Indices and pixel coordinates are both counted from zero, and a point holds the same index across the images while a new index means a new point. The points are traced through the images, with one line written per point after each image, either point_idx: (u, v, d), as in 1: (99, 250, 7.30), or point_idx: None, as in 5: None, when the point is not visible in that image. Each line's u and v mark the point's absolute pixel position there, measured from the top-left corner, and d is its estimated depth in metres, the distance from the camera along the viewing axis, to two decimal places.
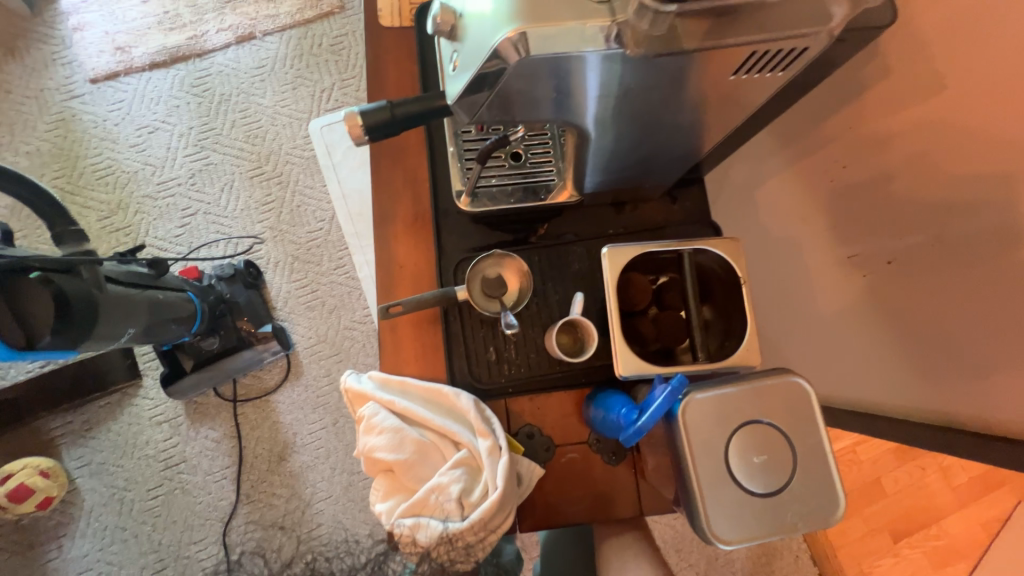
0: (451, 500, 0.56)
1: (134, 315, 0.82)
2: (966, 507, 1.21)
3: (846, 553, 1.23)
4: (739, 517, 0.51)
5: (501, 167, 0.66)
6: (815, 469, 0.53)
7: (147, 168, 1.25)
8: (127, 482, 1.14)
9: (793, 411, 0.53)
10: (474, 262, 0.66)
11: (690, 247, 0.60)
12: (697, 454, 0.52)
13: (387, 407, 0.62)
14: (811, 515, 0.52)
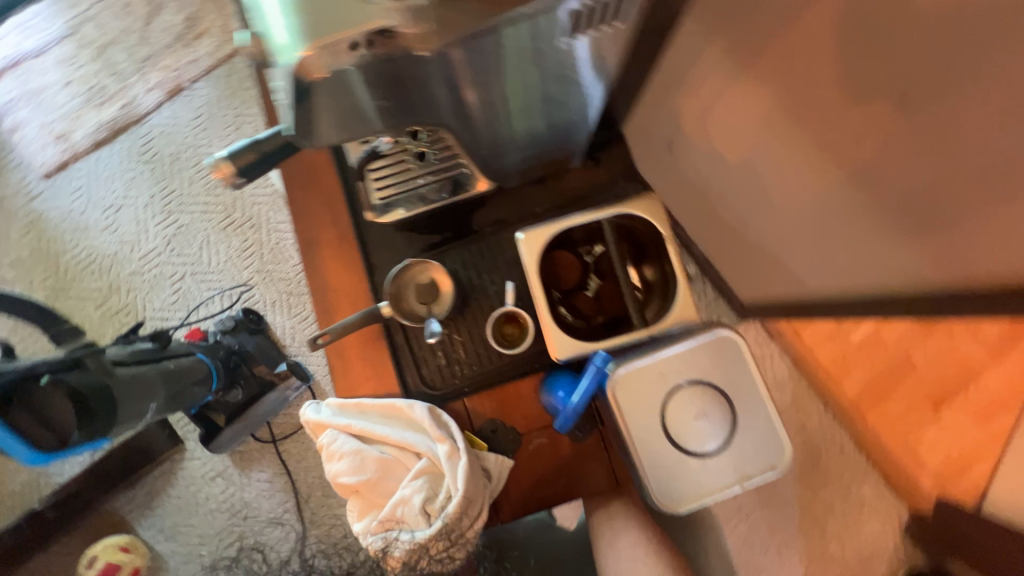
0: (416, 511, 0.57)
1: (152, 390, 0.85)
2: (1003, 360, 1.21)
3: (891, 434, 1.23)
4: (682, 480, 0.66)
5: (407, 170, 0.65)
6: (741, 419, 0.66)
7: (125, 247, 1.27)
8: (201, 537, 1.21)
9: (716, 373, 0.66)
10: (401, 275, 0.66)
11: (610, 219, 0.69)
12: (637, 435, 0.65)
13: (343, 431, 0.63)
14: (750, 459, 0.66)
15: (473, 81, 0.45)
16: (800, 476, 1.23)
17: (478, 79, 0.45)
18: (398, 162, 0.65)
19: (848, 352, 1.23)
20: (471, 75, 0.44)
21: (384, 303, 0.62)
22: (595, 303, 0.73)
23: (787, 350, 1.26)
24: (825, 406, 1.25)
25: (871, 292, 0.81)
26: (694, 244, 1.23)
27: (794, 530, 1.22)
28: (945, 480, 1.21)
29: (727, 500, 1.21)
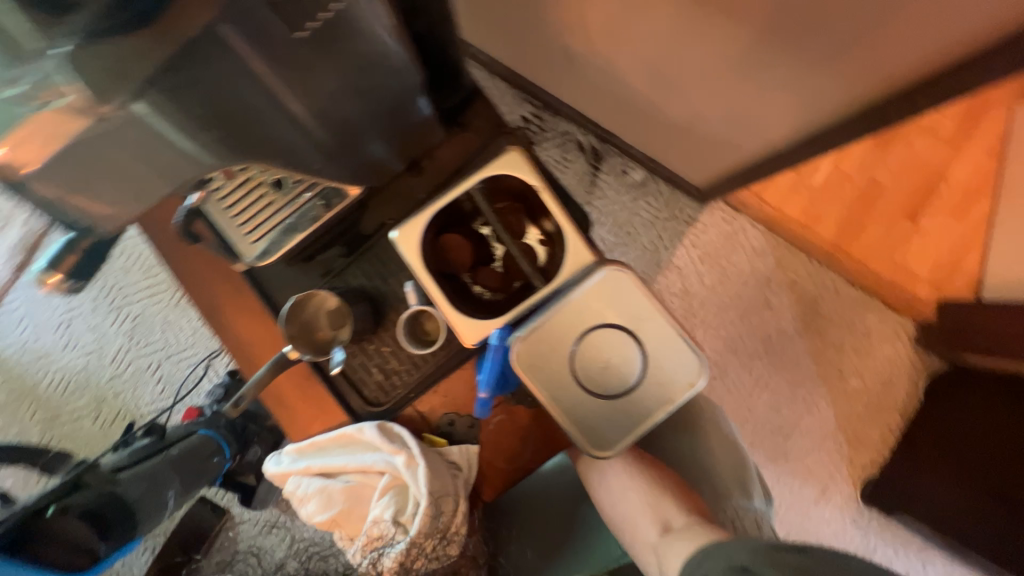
0: (388, 526, 0.58)
1: (165, 480, 0.82)
2: (963, 150, 1.22)
3: (877, 260, 1.23)
4: (610, 424, 0.54)
5: (270, 203, 0.63)
6: (659, 340, 0.54)
7: (93, 356, 1.25)
8: None
9: (619, 300, 0.53)
10: (305, 303, 0.61)
11: (475, 184, 0.57)
12: (547, 390, 0.54)
13: (305, 474, 0.63)
14: (678, 387, 0.54)
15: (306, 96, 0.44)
16: (805, 329, 1.25)
17: (312, 93, 0.44)
18: (259, 199, 0.63)
19: (814, 196, 1.23)
20: (300, 92, 0.43)
21: (291, 347, 0.59)
22: (505, 274, 0.61)
23: (756, 216, 1.24)
24: (807, 255, 1.24)
25: (811, 126, 0.79)
26: (631, 147, 1.20)
27: (813, 380, 1.25)
28: (938, 283, 1.22)
29: (743, 376, 1.24)
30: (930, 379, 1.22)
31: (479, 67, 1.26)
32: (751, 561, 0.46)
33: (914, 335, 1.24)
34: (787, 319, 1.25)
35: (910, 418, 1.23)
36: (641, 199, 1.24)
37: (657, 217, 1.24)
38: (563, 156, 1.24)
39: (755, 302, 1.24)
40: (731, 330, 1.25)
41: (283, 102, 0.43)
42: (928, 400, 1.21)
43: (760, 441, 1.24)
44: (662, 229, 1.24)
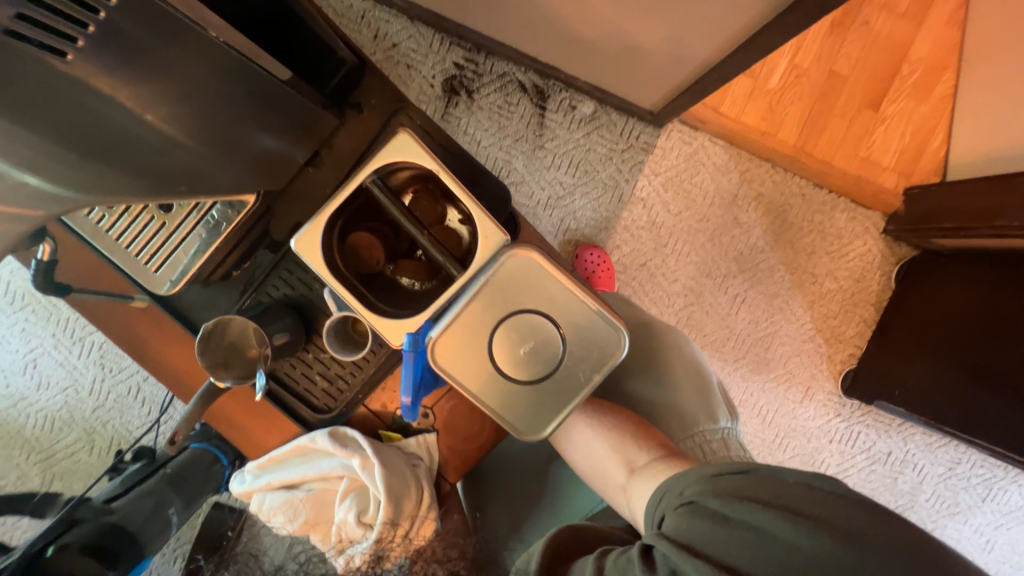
0: (352, 528, 0.50)
1: (165, 499, 0.85)
2: (924, 24, 1.15)
3: (843, 156, 1.19)
4: (538, 410, 0.49)
5: (160, 225, 0.53)
6: (581, 318, 0.47)
7: (69, 391, 1.21)
8: None
9: (530, 283, 0.46)
10: (223, 329, 0.49)
11: (370, 173, 0.46)
12: (472, 384, 0.48)
13: (267, 490, 0.55)
14: (603, 366, 0.47)
15: (166, 98, 0.38)
16: (777, 240, 1.23)
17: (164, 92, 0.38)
18: (145, 225, 0.53)
19: (772, 100, 1.16)
20: (149, 87, 0.37)
21: (216, 377, 0.49)
22: (428, 266, 0.52)
23: (716, 132, 1.18)
24: (771, 164, 1.20)
25: (750, 27, 0.74)
26: (575, 78, 1.12)
27: (789, 289, 1.25)
28: (904, 172, 1.20)
29: (720, 297, 1.24)
30: (901, 268, 1.24)
31: (397, 15, 1.13)
32: (698, 494, 0.53)
33: (883, 227, 1.23)
34: (758, 234, 1.23)
35: (883, 309, 1.26)
36: (594, 134, 1.17)
37: (613, 151, 1.18)
38: (506, 100, 1.15)
39: (724, 222, 1.22)
40: (704, 253, 1.23)
41: (130, 110, 0.37)
42: (899, 290, 1.23)
43: (743, 357, 1.27)
44: (620, 162, 1.18)
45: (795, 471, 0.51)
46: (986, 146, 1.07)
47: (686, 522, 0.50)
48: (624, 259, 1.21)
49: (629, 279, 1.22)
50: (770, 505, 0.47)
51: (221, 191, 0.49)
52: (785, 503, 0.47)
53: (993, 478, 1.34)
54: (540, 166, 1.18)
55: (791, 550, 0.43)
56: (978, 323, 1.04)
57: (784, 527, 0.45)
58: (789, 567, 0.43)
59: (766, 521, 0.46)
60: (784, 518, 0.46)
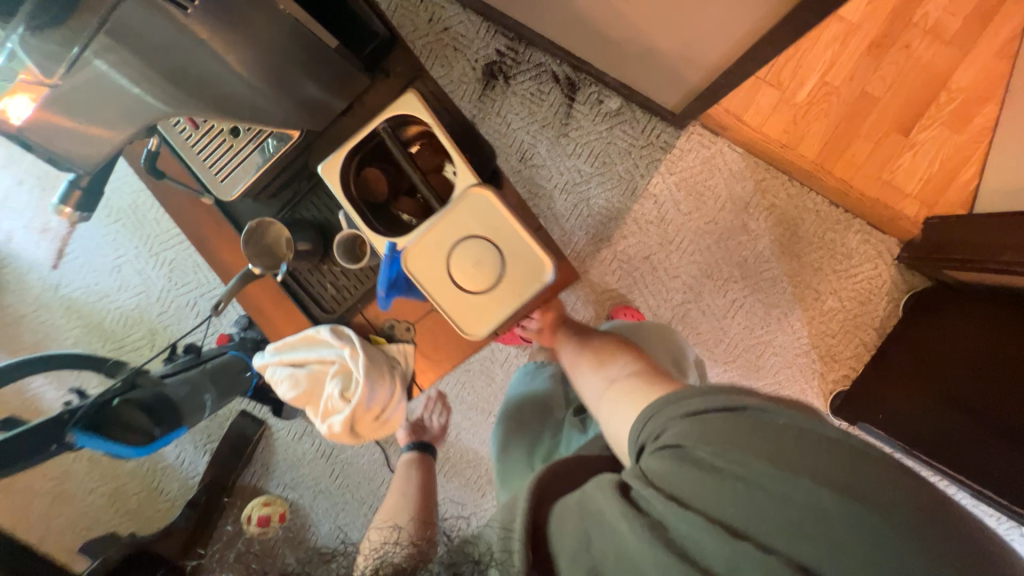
0: (338, 402, 0.63)
1: (203, 385, 1.02)
2: (971, 53, 1.13)
3: (863, 177, 1.20)
4: (475, 315, 0.58)
5: (229, 146, 0.68)
6: (520, 247, 0.56)
7: (142, 295, 1.45)
8: (316, 480, 1.48)
9: (482, 214, 0.57)
10: (265, 229, 0.64)
11: (384, 120, 0.59)
12: (429, 286, 0.58)
13: (279, 365, 0.67)
14: (528, 287, 0.57)
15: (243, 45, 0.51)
16: (783, 252, 1.26)
17: (242, 39, 0.50)
18: (220, 144, 0.68)
19: (797, 115, 1.19)
20: (232, 34, 0.49)
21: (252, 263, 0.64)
22: (422, 206, 0.63)
23: (736, 140, 1.22)
24: (788, 177, 1.23)
25: (752, 38, 0.79)
26: (606, 74, 1.20)
27: (789, 302, 1.28)
28: (927, 201, 1.19)
29: (718, 299, 1.29)
30: (911, 297, 1.23)
31: (452, 1, 1.25)
32: (685, 438, 0.54)
33: (897, 253, 1.23)
34: (765, 243, 1.26)
35: (885, 335, 1.25)
36: (617, 128, 1.25)
37: (633, 146, 1.25)
38: (538, 89, 1.25)
39: (732, 227, 1.26)
40: (706, 254, 1.28)
41: (216, 50, 0.49)
42: (906, 317, 1.22)
43: (733, 360, 1.30)
44: (638, 158, 1.25)
45: (785, 412, 0.52)
46: (1015, 183, 1.05)
47: (666, 465, 0.53)
48: (629, 249, 1.28)
49: (631, 269, 1.29)
50: (765, 457, 0.49)
51: (275, 123, 0.62)
52: (771, 452, 0.49)
53: (984, 526, 1.30)
54: (562, 152, 1.27)
55: (785, 501, 0.46)
56: (982, 359, 1.02)
57: (782, 483, 0.47)
58: (786, 524, 0.46)
59: (757, 474, 0.49)
60: (773, 469, 0.48)
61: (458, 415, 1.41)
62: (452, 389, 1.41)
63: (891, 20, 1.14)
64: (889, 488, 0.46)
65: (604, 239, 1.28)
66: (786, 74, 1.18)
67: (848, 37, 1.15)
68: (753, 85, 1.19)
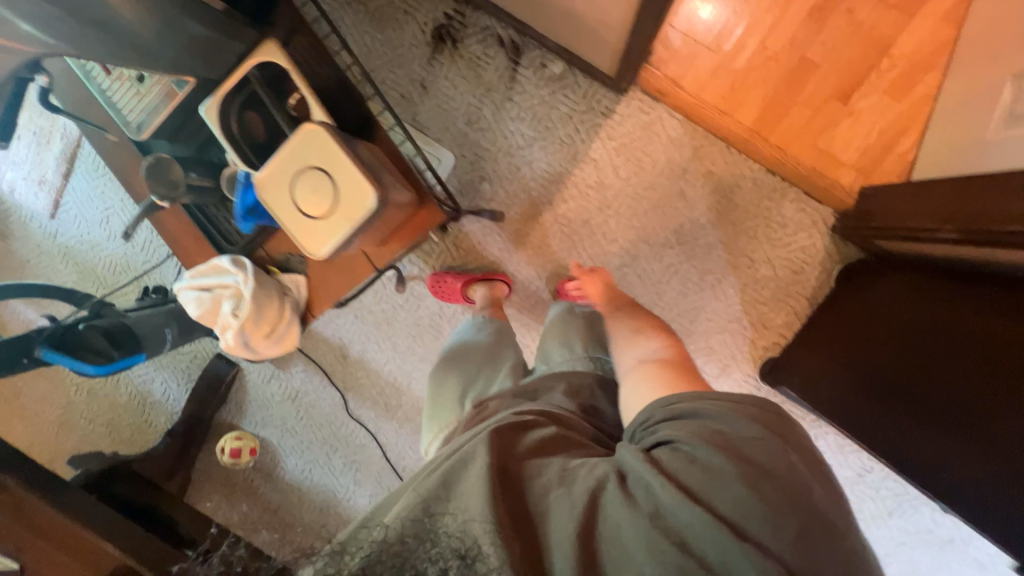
0: (231, 319, 0.76)
1: (165, 321, 1.15)
2: (914, 19, 1.13)
3: (800, 144, 1.21)
4: (311, 235, 0.69)
5: (136, 92, 0.76)
6: (347, 176, 0.67)
7: (127, 243, 1.58)
8: (282, 419, 1.62)
9: (319, 147, 0.67)
10: (156, 166, 0.71)
11: (252, 67, 0.73)
12: (275, 209, 0.70)
13: (185, 288, 0.78)
14: (359, 213, 0.67)
15: None
16: (719, 218, 1.28)
17: None
18: (129, 92, 0.77)
19: (737, 81, 1.21)
20: None
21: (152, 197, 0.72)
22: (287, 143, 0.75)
23: (676, 106, 1.24)
24: (726, 144, 1.24)
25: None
26: (547, 37, 1.24)
27: (723, 269, 1.30)
28: (864, 170, 1.19)
29: (654, 264, 1.32)
30: (843, 266, 1.24)
31: None
32: (690, 438, 0.60)
33: (832, 223, 1.23)
34: (702, 210, 1.28)
35: (816, 305, 1.26)
36: (560, 93, 1.28)
37: (574, 110, 1.29)
38: (484, 55, 1.30)
39: (669, 193, 1.29)
40: (643, 220, 1.31)
41: None
42: (836, 287, 1.23)
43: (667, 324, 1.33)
44: (579, 122, 1.29)
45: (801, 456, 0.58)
46: (949, 150, 1.05)
47: (673, 456, 0.59)
48: (569, 212, 1.33)
49: (570, 232, 1.34)
50: (768, 476, 0.55)
51: (182, 69, 0.69)
52: (776, 474, 0.55)
53: (902, 496, 1.33)
54: (506, 116, 1.31)
55: (770, 505, 0.52)
56: (900, 333, 1.00)
57: (774, 495, 0.53)
58: (774, 529, 0.51)
59: (764, 488, 0.53)
60: (763, 480, 0.54)
61: (410, 363, 1.52)
62: (403, 339, 1.51)
63: None
64: (817, 495, 0.55)
65: (545, 201, 1.33)
66: (727, 40, 1.21)
67: (790, 3, 1.17)
68: (695, 49, 1.22)
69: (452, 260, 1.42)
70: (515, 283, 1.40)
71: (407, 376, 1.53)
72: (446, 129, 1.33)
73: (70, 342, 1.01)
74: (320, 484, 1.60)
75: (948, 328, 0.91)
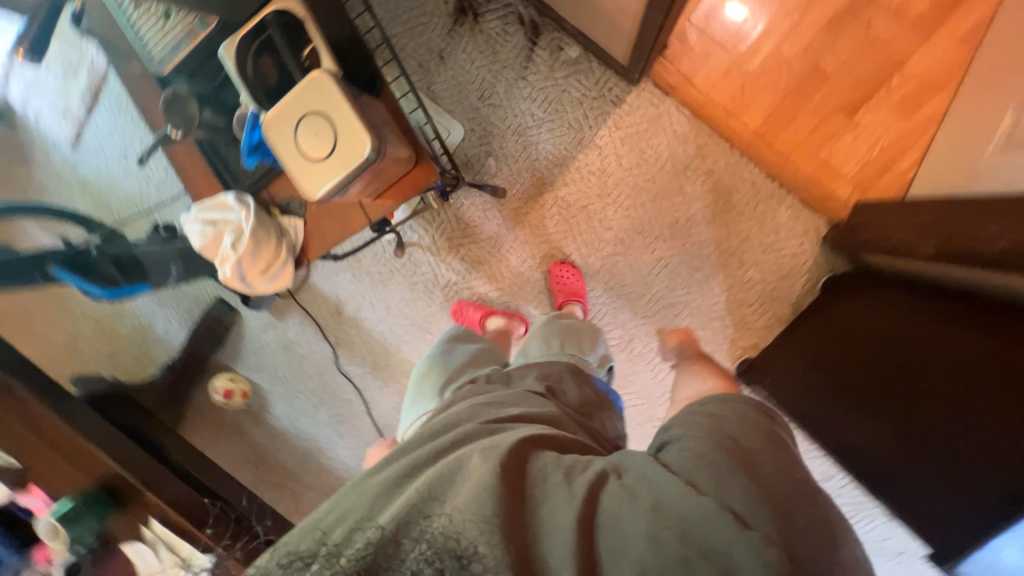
0: (230, 251, 0.81)
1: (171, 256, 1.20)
2: (930, 38, 1.14)
3: (801, 152, 1.23)
4: (309, 178, 0.74)
5: (160, 26, 0.81)
6: (348, 125, 0.70)
7: (142, 181, 1.63)
8: (275, 366, 1.68)
9: (324, 94, 0.71)
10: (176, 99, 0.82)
11: (270, 13, 0.76)
12: (279, 150, 0.74)
13: (190, 219, 0.84)
14: (354, 160, 0.71)
15: None
16: (714, 218, 1.30)
17: None
18: (155, 26, 0.81)
19: (747, 83, 1.23)
20: None
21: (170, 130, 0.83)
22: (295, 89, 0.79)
23: (684, 102, 1.26)
24: (729, 145, 1.27)
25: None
26: (565, 20, 1.26)
27: (712, 268, 1.33)
28: (861, 184, 1.21)
29: (646, 256, 1.35)
30: (828, 277, 1.26)
31: None
32: (699, 439, 0.59)
33: (823, 234, 1.26)
34: (698, 207, 1.31)
35: (797, 311, 1.29)
36: (573, 76, 1.31)
37: (585, 96, 1.31)
38: (503, 32, 1.32)
39: (668, 187, 1.31)
40: (639, 212, 1.34)
41: None
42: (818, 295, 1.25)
43: (652, 316, 1.37)
44: (588, 108, 1.31)
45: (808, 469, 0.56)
46: (944, 172, 1.07)
47: (679, 455, 0.58)
48: (569, 196, 1.36)
49: (568, 216, 1.38)
50: (776, 483, 0.53)
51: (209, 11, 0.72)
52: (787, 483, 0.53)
53: (857, 505, 1.38)
54: (518, 94, 1.34)
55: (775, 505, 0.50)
56: (864, 345, 1.00)
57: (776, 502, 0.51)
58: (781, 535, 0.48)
59: (771, 489, 0.52)
60: (769, 488, 0.52)
61: (401, 326, 1.57)
62: (395, 302, 1.56)
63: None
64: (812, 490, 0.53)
65: (547, 183, 1.36)
66: (743, 41, 1.22)
67: (809, 12, 1.19)
68: (710, 47, 1.24)
69: (451, 233, 1.47)
70: (508, 262, 1.44)
71: (396, 339, 1.58)
72: (458, 102, 1.36)
73: (82, 265, 1.07)
74: (304, 432, 1.67)
75: (919, 348, 0.86)
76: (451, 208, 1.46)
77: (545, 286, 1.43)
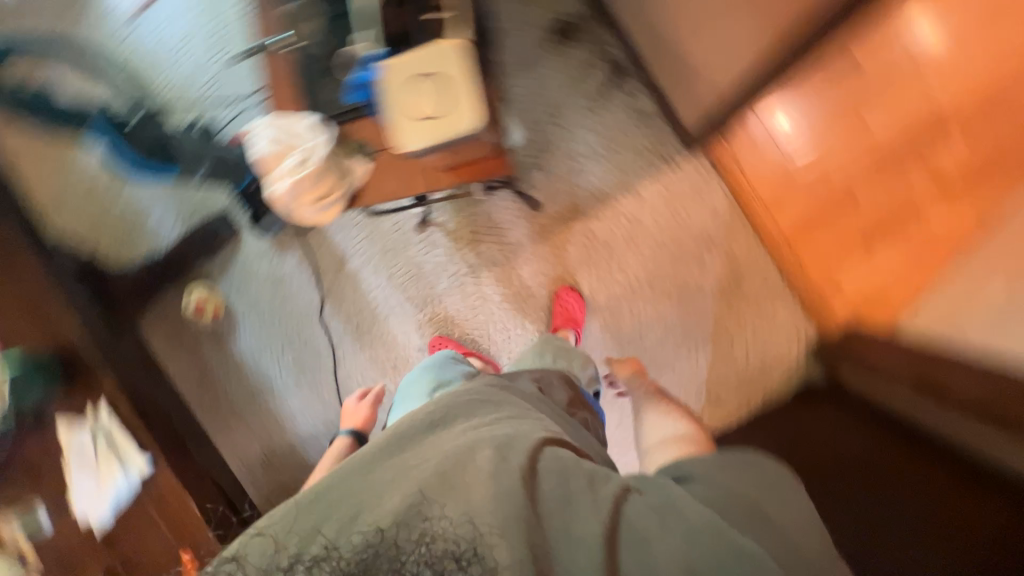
0: (287, 171, 0.83)
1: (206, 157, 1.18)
2: (952, 202, 1.27)
3: (813, 262, 1.33)
4: (402, 129, 0.81)
5: None
6: (456, 97, 0.80)
7: (162, 60, 1.51)
8: (255, 297, 1.63)
9: (443, 64, 0.80)
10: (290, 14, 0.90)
11: None
12: (383, 95, 0.81)
13: (260, 125, 0.86)
14: (451, 128, 0.80)
15: None
16: (721, 294, 1.38)
17: None
18: None
19: (787, 185, 1.33)
20: None
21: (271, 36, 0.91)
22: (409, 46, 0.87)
23: (729, 183, 1.35)
24: (755, 235, 1.36)
25: None
26: (649, 73, 1.33)
27: (704, 339, 1.39)
28: (857, 307, 1.31)
29: (649, 309, 1.41)
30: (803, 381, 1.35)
31: None
32: (722, 480, 0.68)
33: (811, 341, 1.35)
34: (711, 280, 1.38)
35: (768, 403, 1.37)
36: (638, 125, 1.38)
37: (642, 145, 1.38)
38: (589, 62, 1.39)
39: (690, 253, 1.39)
40: (655, 267, 1.40)
41: None
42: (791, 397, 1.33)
43: None
44: (642, 158, 1.38)
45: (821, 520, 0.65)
46: (933, 320, 1.17)
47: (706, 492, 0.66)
48: (598, 230, 1.42)
49: (590, 249, 1.43)
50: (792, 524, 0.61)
51: None
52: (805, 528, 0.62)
53: None
54: (583, 123, 1.40)
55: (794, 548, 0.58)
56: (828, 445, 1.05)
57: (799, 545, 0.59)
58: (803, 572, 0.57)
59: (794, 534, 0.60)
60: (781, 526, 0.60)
61: (396, 298, 1.57)
62: (399, 273, 1.56)
63: (903, 146, 1.28)
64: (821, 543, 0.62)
65: (582, 212, 1.42)
66: (796, 148, 1.32)
67: (860, 141, 1.29)
68: (766, 143, 1.33)
69: (476, 227, 1.49)
70: (520, 272, 1.47)
71: (388, 308, 1.58)
72: (526, 110, 1.40)
73: None
74: (263, 370, 1.62)
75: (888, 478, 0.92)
76: (485, 204, 1.49)
77: (546, 306, 1.47)
